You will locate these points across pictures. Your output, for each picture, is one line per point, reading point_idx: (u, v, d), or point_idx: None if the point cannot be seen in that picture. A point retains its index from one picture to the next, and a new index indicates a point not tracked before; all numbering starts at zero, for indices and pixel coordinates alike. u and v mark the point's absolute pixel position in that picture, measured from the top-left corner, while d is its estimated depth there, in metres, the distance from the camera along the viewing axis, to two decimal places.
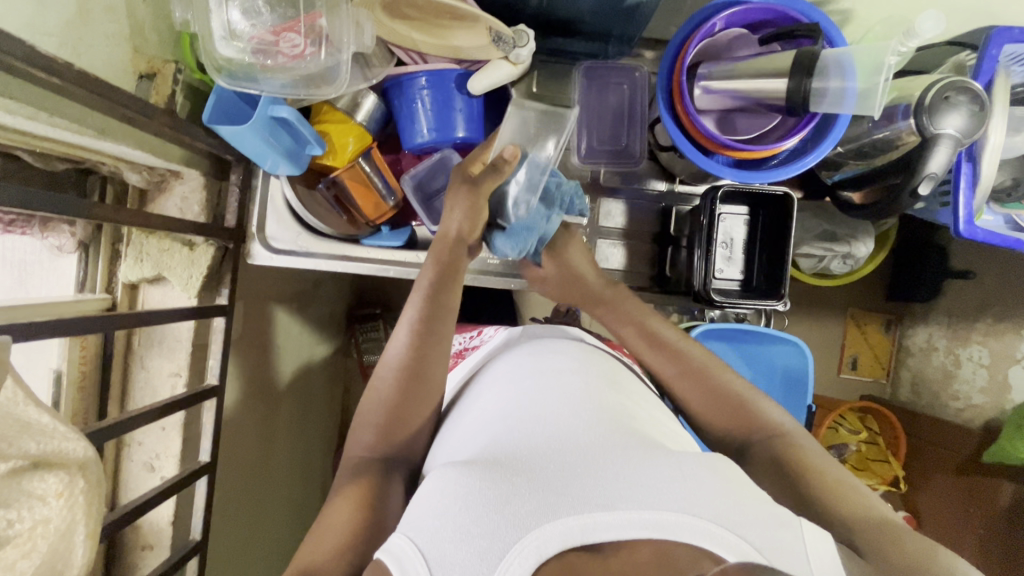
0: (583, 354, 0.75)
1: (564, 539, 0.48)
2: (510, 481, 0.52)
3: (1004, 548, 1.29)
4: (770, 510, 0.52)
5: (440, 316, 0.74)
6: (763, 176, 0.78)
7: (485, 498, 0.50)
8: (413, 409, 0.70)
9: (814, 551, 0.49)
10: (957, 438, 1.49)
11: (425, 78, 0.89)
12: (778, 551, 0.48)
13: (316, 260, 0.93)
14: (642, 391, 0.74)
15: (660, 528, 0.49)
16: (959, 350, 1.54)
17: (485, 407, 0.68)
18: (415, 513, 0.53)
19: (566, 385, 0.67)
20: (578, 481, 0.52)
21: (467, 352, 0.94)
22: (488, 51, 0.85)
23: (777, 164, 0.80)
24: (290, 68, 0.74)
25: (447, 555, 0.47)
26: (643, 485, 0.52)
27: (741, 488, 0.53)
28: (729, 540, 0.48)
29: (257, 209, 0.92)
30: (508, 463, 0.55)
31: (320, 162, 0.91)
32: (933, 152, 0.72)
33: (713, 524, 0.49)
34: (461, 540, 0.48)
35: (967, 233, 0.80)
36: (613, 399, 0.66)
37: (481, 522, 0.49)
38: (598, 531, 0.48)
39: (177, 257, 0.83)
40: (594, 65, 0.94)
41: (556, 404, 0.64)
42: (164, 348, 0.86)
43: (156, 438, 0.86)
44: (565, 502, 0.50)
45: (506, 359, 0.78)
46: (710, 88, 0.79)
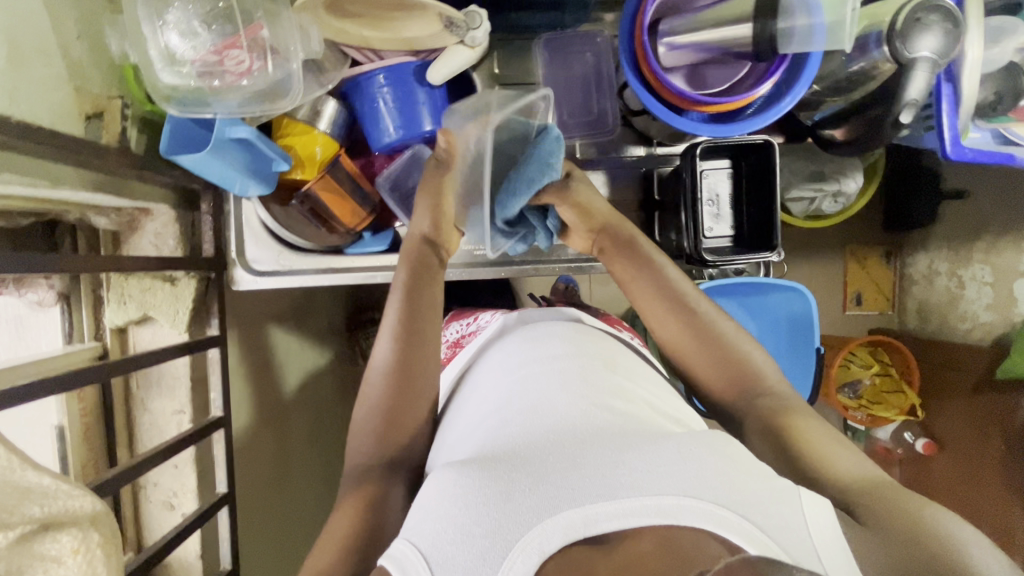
0: (576, 340, 0.75)
1: (565, 534, 0.47)
2: (508, 477, 0.51)
3: None
4: (771, 485, 0.51)
5: (422, 320, 0.73)
6: (740, 128, 0.76)
7: (485, 497, 0.50)
8: (406, 415, 0.70)
9: (814, 521, 0.49)
10: (969, 358, 1.51)
11: (383, 76, 0.87)
12: (783, 528, 0.47)
13: (302, 277, 0.92)
14: (642, 373, 0.73)
15: (665, 514, 0.48)
16: (961, 272, 1.54)
17: (483, 402, 0.68)
18: (417, 514, 0.53)
19: (562, 375, 0.67)
20: (577, 470, 0.52)
21: (464, 339, 0.93)
22: (443, 38, 0.83)
23: (753, 113, 0.77)
24: (239, 86, 0.70)
25: (449, 557, 0.47)
26: (646, 471, 0.51)
27: (742, 466, 0.53)
28: (734, 521, 0.47)
29: (234, 233, 0.89)
30: (506, 458, 0.54)
31: (288, 177, 0.88)
32: (910, 78, 0.70)
33: (716, 506, 0.48)
34: (463, 541, 0.48)
35: (954, 155, 0.78)
36: (611, 387, 0.66)
37: (481, 522, 0.48)
38: (600, 522, 0.47)
39: (160, 294, 0.82)
40: (556, 36, 0.90)
41: (552, 397, 0.63)
42: (163, 387, 0.85)
43: (171, 476, 0.86)
44: (566, 494, 0.49)
45: (500, 352, 0.77)
46: (674, 44, 0.76)
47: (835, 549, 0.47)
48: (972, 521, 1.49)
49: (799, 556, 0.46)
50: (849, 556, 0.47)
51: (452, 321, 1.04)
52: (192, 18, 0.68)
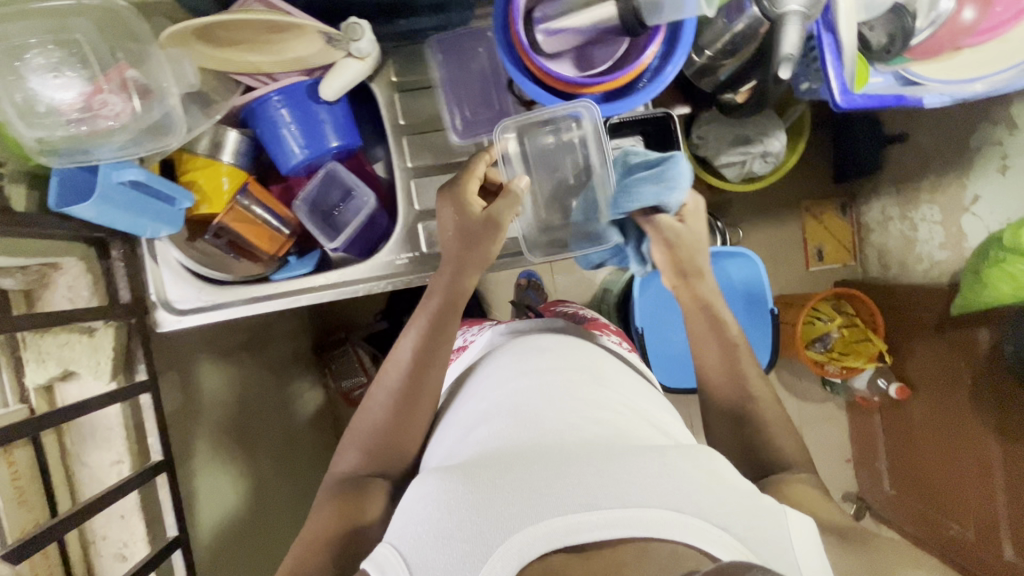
0: (569, 364, 0.79)
1: (547, 541, 0.50)
2: (492, 483, 0.55)
3: (993, 392, 1.35)
4: (756, 501, 0.55)
5: (436, 347, 0.77)
6: (634, 101, 0.77)
7: (466, 501, 0.53)
8: (402, 434, 0.75)
9: (799, 541, 0.53)
10: (930, 297, 1.52)
11: (277, 97, 0.86)
12: (763, 543, 0.52)
13: (226, 309, 0.90)
14: (628, 389, 0.78)
15: (646, 527, 0.51)
16: (912, 215, 1.55)
17: (473, 416, 0.72)
18: (401, 516, 0.57)
19: (556, 395, 0.70)
20: (562, 477, 0.55)
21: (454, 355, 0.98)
22: (329, 53, 0.83)
23: (646, 83, 0.78)
24: (120, 127, 0.71)
25: (430, 559, 0.51)
26: (629, 481, 0.54)
27: (725, 481, 0.57)
28: (714, 534, 0.51)
29: (150, 275, 0.88)
30: (491, 465, 0.58)
31: (195, 213, 0.88)
32: (782, 32, 0.70)
33: (699, 519, 0.51)
34: (444, 544, 0.51)
35: (845, 104, 0.78)
36: (602, 403, 0.70)
37: (464, 526, 0.52)
38: (581, 531, 0.51)
39: (78, 347, 0.81)
40: (448, 37, 0.90)
41: (545, 415, 0.67)
42: (98, 440, 0.85)
43: (119, 527, 0.86)
44: (549, 500, 0.53)
45: (492, 368, 0.82)
46: (550, 30, 0.74)
47: (813, 558, 0.52)
48: (952, 458, 1.50)
49: (773, 563, 0.51)
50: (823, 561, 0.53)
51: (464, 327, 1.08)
52: (44, 63, 0.65)
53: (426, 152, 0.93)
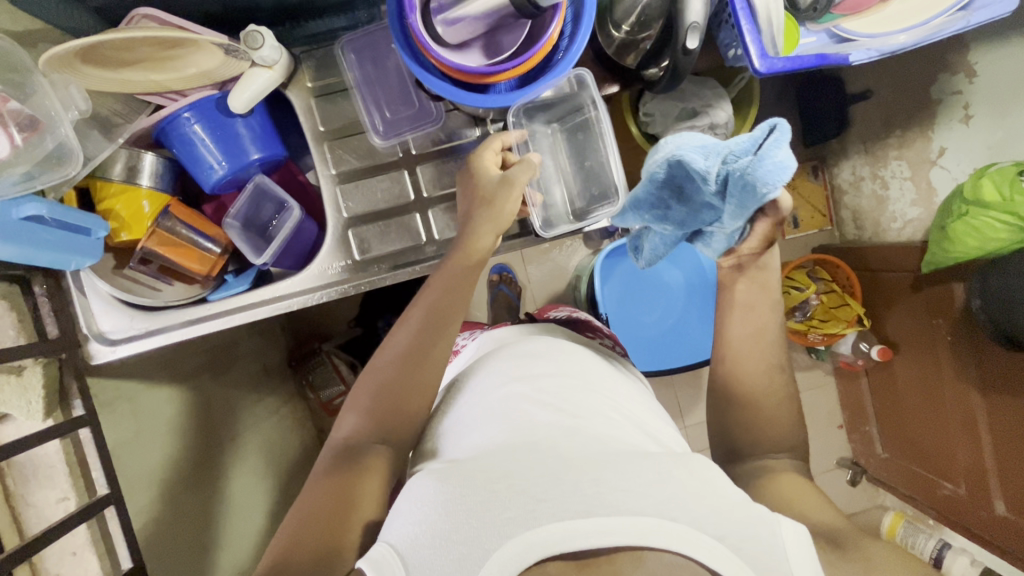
0: (568, 367, 0.79)
1: (544, 549, 0.50)
2: (487, 488, 0.56)
3: (970, 347, 1.32)
4: (749, 510, 0.54)
5: (438, 330, 0.75)
6: (550, 80, 0.74)
7: (462, 507, 0.55)
8: (404, 410, 0.72)
9: (794, 550, 0.51)
10: (902, 258, 1.48)
11: (189, 113, 0.84)
12: (760, 553, 0.50)
13: (159, 335, 0.89)
14: (627, 395, 0.78)
15: (639, 535, 0.50)
16: (882, 172, 1.51)
17: (472, 418, 0.73)
18: (400, 517, 0.59)
19: (556, 398, 0.71)
20: (560, 485, 0.55)
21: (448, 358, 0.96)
22: (231, 64, 0.80)
23: (560, 60, 0.75)
24: (12, 160, 0.67)
25: (426, 561, 0.53)
26: (624, 491, 0.54)
27: (720, 490, 0.57)
28: (710, 543, 0.50)
29: (80, 308, 0.88)
30: (489, 470, 0.59)
31: (117, 241, 0.86)
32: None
33: (692, 529, 0.50)
34: (442, 548, 0.53)
35: (765, 69, 0.74)
36: (603, 408, 0.71)
37: (459, 529, 0.54)
38: (577, 538, 0.50)
39: (7, 388, 0.77)
40: (357, 36, 0.88)
41: (545, 421, 0.67)
42: (41, 479, 0.83)
43: (72, 564, 0.85)
44: (545, 508, 0.53)
45: (489, 365, 0.82)
46: (448, 21, 0.72)
47: (807, 568, 0.50)
48: (941, 415, 1.47)
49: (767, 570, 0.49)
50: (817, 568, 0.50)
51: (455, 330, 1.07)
52: None
53: (349, 156, 0.90)
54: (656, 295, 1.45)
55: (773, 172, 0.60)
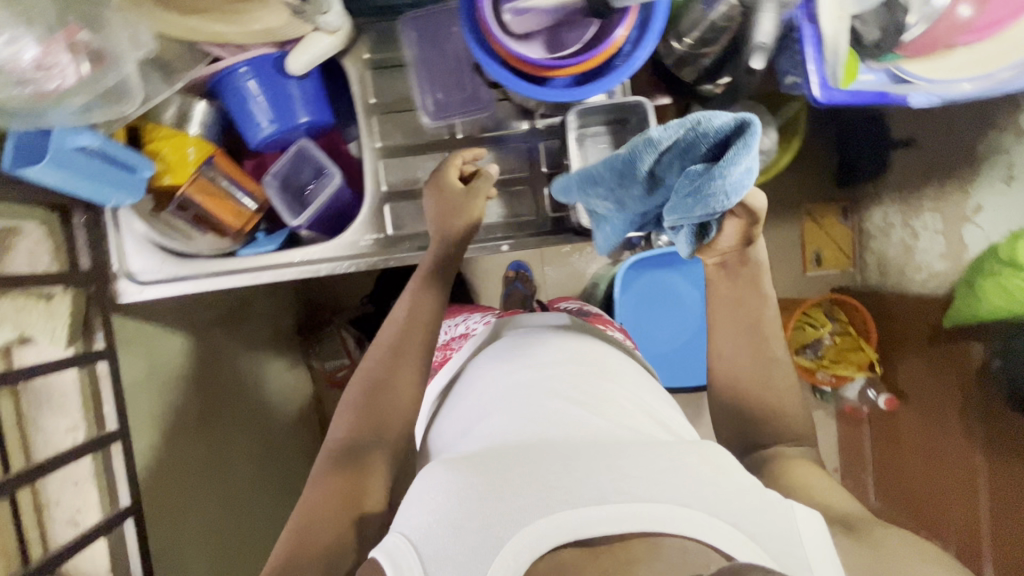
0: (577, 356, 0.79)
1: (560, 536, 0.51)
2: (501, 477, 0.55)
3: (983, 411, 1.31)
4: (761, 497, 0.56)
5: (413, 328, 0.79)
6: (605, 85, 0.74)
7: (477, 496, 0.54)
8: (389, 408, 0.73)
9: (807, 536, 0.53)
10: (921, 307, 1.49)
11: (245, 69, 0.85)
12: (768, 535, 0.53)
13: (188, 283, 0.91)
14: (635, 382, 0.79)
15: (656, 522, 0.51)
16: (913, 222, 1.50)
17: (479, 407, 0.73)
18: (410, 509, 0.57)
19: (561, 386, 0.72)
20: (572, 473, 0.55)
21: (453, 342, 0.97)
22: (297, 26, 0.81)
23: (621, 63, 0.74)
24: (73, 90, 0.69)
25: (440, 549, 0.52)
26: (636, 479, 0.54)
27: (729, 475, 0.57)
28: (723, 529, 0.51)
29: (113, 246, 0.89)
30: (499, 458, 0.58)
31: (158, 184, 0.87)
32: (756, 21, 0.67)
33: (706, 515, 0.52)
34: (457, 536, 0.52)
35: (823, 100, 0.75)
36: (608, 395, 0.72)
37: (475, 518, 0.53)
38: (593, 526, 0.51)
39: (34, 312, 0.80)
40: (421, 14, 0.87)
41: (555, 410, 0.67)
42: (55, 405, 0.85)
43: (72, 493, 0.86)
44: (559, 495, 0.53)
45: (495, 355, 0.83)
46: (518, 10, 0.72)
47: (819, 557, 0.52)
48: (937, 470, 1.46)
49: (778, 557, 0.51)
50: (828, 553, 0.53)
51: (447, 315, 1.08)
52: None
53: (395, 132, 0.92)
54: (672, 312, 1.44)
55: (731, 182, 0.55)
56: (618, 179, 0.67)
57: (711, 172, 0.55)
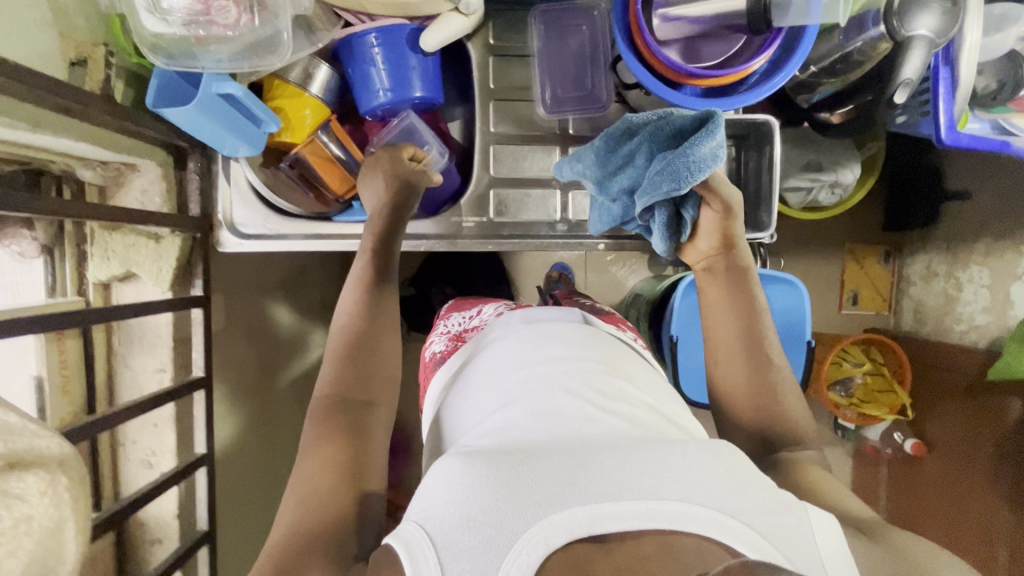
0: (584, 344, 0.77)
1: (570, 531, 0.48)
2: (514, 471, 0.52)
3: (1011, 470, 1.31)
4: (777, 496, 0.53)
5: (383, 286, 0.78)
6: (733, 102, 0.75)
7: (490, 488, 0.51)
8: (373, 363, 0.71)
9: (822, 537, 0.50)
10: (959, 360, 1.45)
11: (375, 37, 0.85)
12: (789, 540, 0.49)
13: (289, 241, 0.90)
14: (644, 377, 0.76)
15: (667, 519, 0.49)
16: (959, 274, 1.48)
17: (490, 401, 0.70)
18: (424, 502, 0.54)
19: (569, 376, 0.69)
20: (585, 470, 0.53)
21: (467, 333, 0.91)
22: (437, 4, 0.82)
23: (748, 87, 0.77)
24: (228, 38, 0.70)
25: (455, 541, 0.48)
26: (650, 475, 0.52)
27: (745, 476, 0.54)
28: (739, 529, 0.48)
29: (221, 196, 0.89)
30: (511, 453, 0.56)
31: (277, 139, 0.88)
32: (906, 57, 0.68)
33: (721, 514, 0.49)
34: (469, 528, 0.49)
35: (949, 140, 0.77)
36: (618, 389, 0.69)
37: (489, 511, 0.50)
38: (604, 521, 0.48)
39: (144, 251, 0.82)
40: (552, 8, 0.89)
41: (566, 405, 0.65)
42: (145, 345, 0.85)
43: (150, 435, 0.86)
44: (573, 490, 0.51)
45: (506, 343, 0.79)
46: (668, 16, 0.74)
47: (841, 563, 0.49)
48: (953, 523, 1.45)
49: (802, 563, 0.48)
50: (848, 556, 0.49)
51: (453, 310, 1.01)
52: None
53: (508, 120, 0.92)
54: None
55: (694, 157, 0.68)
56: (604, 174, 0.80)
57: (683, 150, 0.68)
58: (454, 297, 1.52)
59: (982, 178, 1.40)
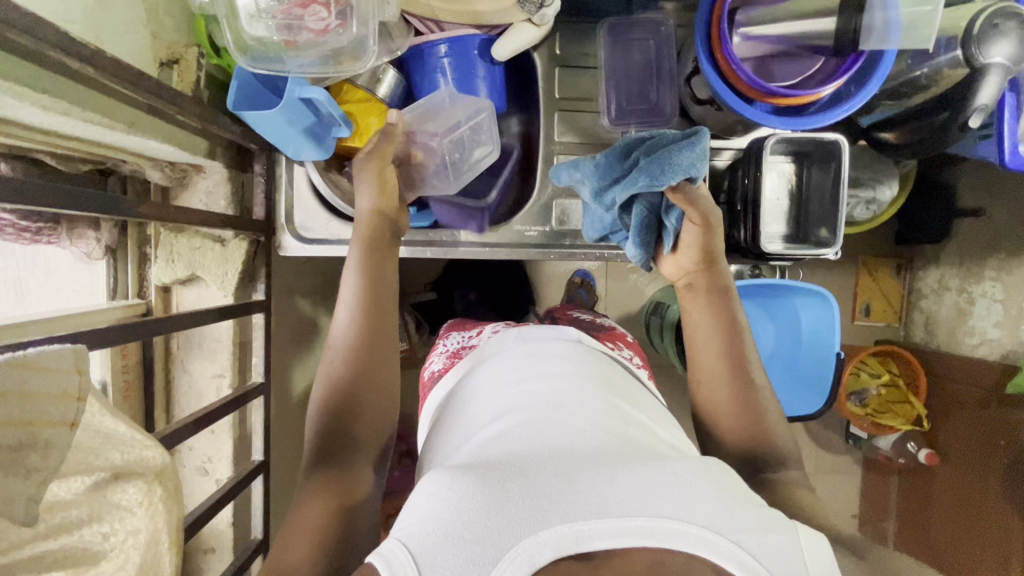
0: (575, 360, 0.73)
1: (557, 548, 0.44)
2: (502, 484, 0.49)
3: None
4: (766, 514, 0.50)
5: (385, 300, 0.70)
6: (805, 124, 0.75)
7: (476, 501, 0.47)
8: (371, 387, 0.66)
9: (812, 558, 0.47)
10: (973, 374, 1.43)
11: (446, 46, 0.85)
12: (779, 557, 0.46)
13: (349, 246, 0.87)
14: (639, 397, 0.73)
15: (656, 535, 0.46)
16: (972, 288, 1.45)
17: (479, 417, 0.66)
18: (406, 515, 0.50)
19: (559, 390, 0.66)
20: (572, 485, 0.49)
21: (462, 351, 0.87)
22: (512, 14, 0.82)
23: (818, 111, 0.77)
24: (317, 43, 0.69)
25: (438, 557, 0.44)
26: (641, 490, 0.49)
27: (738, 495, 0.51)
28: (726, 547, 0.45)
29: (284, 199, 0.87)
30: (500, 466, 0.52)
31: (344, 144, 0.86)
32: (983, 82, 0.70)
33: (710, 532, 0.46)
34: (451, 544, 0.45)
35: (1013, 164, 0.78)
36: (611, 404, 0.66)
37: (474, 527, 0.45)
38: (593, 539, 0.45)
39: (210, 255, 0.80)
40: (621, 21, 0.89)
41: (560, 416, 0.61)
42: (204, 350, 0.84)
43: (207, 442, 0.85)
44: (560, 506, 0.47)
45: (497, 362, 0.76)
46: (749, 34, 0.76)
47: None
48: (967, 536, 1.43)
49: None
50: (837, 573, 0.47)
51: (451, 332, 0.98)
52: None
53: (572, 132, 0.93)
54: None
55: (673, 161, 0.68)
56: (601, 183, 0.79)
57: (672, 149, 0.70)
58: (481, 304, 1.52)
59: (995, 193, 1.38)
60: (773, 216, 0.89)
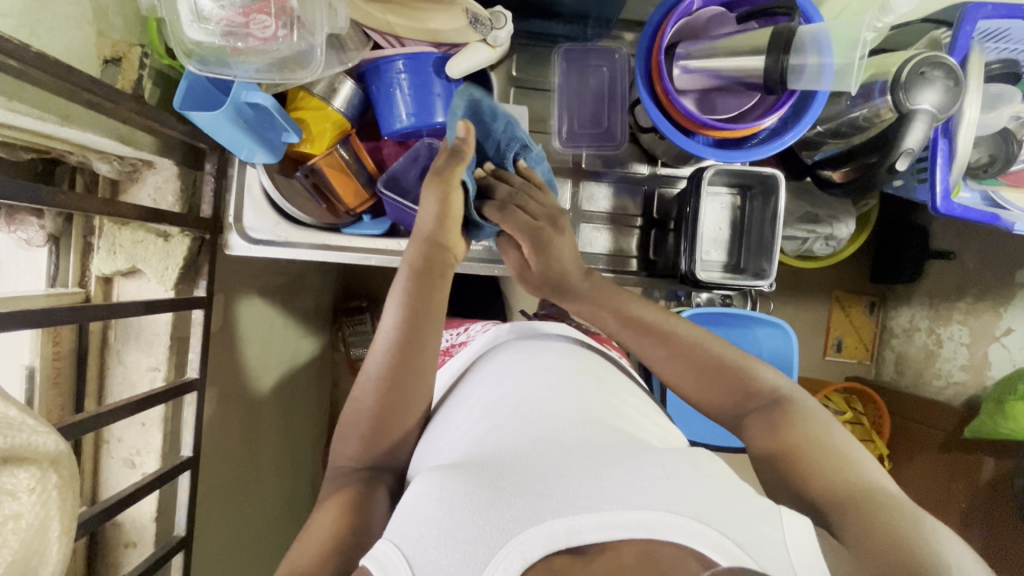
0: (572, 358, 0.75)
1: (548, 544, 0.47)
2: (494, 485, 0.51)
3: (981, 532, 1.24)
4: (750, 504, 0.50)
5: (426, 316, 0.73)
6: (742, 156, 0.77)
7: (469, 503, 0.49)
8: (398, 420, 0.70)
9: (795, 546, 0.47)
10: (935, 417, 1.40)
11: (403, 62, 0.87)
12: (762, 548, 0.46)
13: (296, 250, 0.91)
14: (630, 391, 0.75)
15: (643, 528, 0.47)
16: (940, 330, 1.42)
17: (470, 413, 0.68)
18: (399, 517, 0.52)
19: (552, 386, 0.68)
20: (564, 483, 0.51)
21: (455, 347, 0.97)
22: (466, 34, 0.85)
23: (756, 144, 0.79)
24: (261, 50, 0.71)
25: (431, 560, 0.46)
26: (628, 485, 0.51)
27: (721, 482, 0.52)
28: (710, 535, 0.47)
29: (233, 199, 0.90)
30: (492, 467, 0.54)
31: (297, 149, 0.89)
32: (909, 128, 0.72)
33: (694, 521, 0.47)
34: (445, 545, 0.47)
35: (943, 209, 0.80)
36: (602, 397, 0.67)
37: (465, 527, 0.48)
38: (582, 534, 0.47)
39: (151, 249, 0.82)
40: (576, 48, 0.93)
41: (554, 414, 0.63)
42: (142, 342, 0.84)
43: (136, 434, 0.85)
44: (550, 504, 0.49)
45: (495, 363, 0.78)
46: (689, 67, 0.80)
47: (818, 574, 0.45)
48: None
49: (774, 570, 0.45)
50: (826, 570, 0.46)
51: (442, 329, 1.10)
52: None
53: None
54: None
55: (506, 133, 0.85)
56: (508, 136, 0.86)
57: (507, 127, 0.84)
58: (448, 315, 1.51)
59: (964, 236, 1.36)
60: (715, 245, 0.92)
